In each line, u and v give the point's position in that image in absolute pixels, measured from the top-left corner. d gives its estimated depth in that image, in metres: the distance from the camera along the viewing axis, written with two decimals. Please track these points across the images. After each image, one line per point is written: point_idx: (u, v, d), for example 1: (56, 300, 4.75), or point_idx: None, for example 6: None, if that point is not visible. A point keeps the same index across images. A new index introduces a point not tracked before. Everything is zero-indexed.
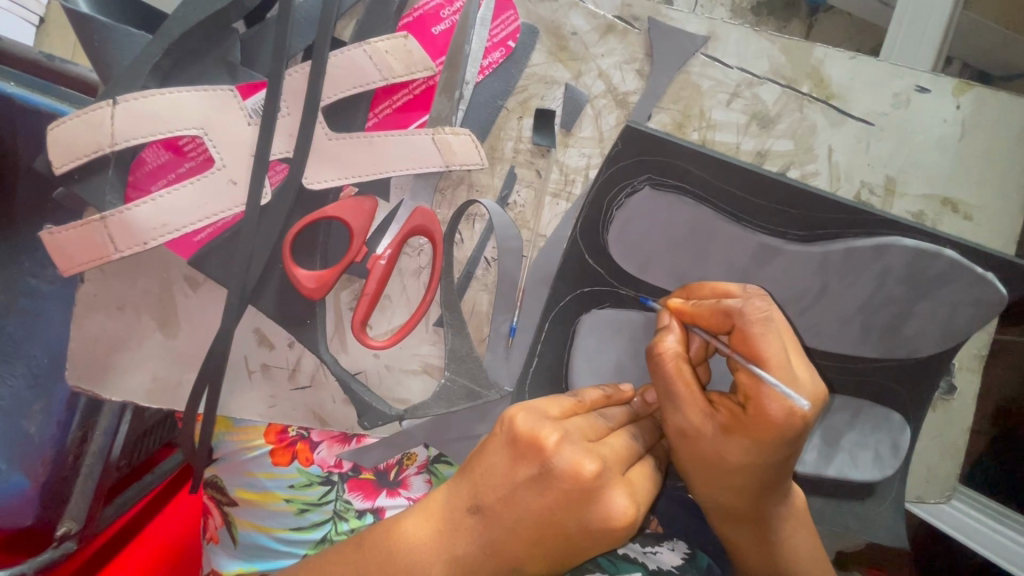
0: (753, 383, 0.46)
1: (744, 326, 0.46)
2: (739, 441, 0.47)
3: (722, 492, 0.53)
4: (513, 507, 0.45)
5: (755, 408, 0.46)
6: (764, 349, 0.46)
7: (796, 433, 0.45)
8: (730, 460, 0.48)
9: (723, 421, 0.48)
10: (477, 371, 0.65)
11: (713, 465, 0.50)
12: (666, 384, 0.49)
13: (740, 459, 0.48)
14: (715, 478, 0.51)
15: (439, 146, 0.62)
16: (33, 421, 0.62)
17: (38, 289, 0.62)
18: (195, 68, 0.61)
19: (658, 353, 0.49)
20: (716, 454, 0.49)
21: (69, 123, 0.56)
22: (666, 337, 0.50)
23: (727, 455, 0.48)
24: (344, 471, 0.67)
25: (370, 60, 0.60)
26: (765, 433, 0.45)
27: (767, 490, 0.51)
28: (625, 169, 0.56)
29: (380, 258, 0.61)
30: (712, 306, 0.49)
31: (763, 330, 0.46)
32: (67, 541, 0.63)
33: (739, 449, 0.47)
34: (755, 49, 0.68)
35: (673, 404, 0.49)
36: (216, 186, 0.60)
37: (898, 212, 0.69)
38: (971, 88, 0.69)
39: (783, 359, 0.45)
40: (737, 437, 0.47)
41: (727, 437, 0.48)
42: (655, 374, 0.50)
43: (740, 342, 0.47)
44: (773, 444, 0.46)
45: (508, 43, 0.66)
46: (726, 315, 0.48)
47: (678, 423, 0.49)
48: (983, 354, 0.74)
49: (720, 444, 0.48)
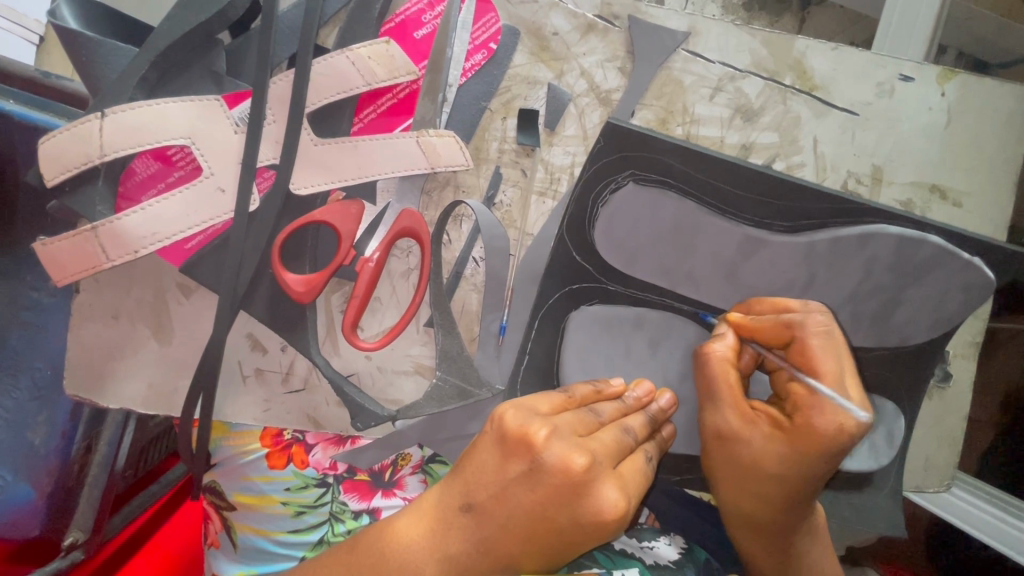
0: (805, 395, 0.49)
1: (803, 337, 0.50)
2: (779, 449, 0.50)
3: (753, 501, 0.54)
4: (504, 504, 0.46)
5: (801, 418, 0.49)
6: (820, 363, 0.49)
7: (837, 449, 0.48)
8: (766, 467, 0.51)
9: (764, 428, 0.51)
10: (469, 370, 0.65)
11: (747, 470, 0.53)
12: (710, 384, 0.53)
13: (777, 467, 0.51)
14: (745, 484, 0.54)
15: (423, 148, 0.63)
16: (38, 433, 0.65)
17: (40, 302, 0.65)
18: (182, 80, 0.62)
19: (706, 353, 0.52)
20: (753, 459, 0.52)
21: (59, 137, 0.57)
22: (716, 342, 0.53)
23: (764, 462, 0.51)
24: (338, 473, 0.68)
25: (353, 66, 0.61)
26: (808, 444, 0.48)
27: (801, 505, 0.53)
28: (610, 165, 0.57)
29: (369, 260, 0.62)
30: (773, 321, 0.51)
31: (821, 344, 0.49)
32: (75, 550, 0.65)
33: (777, 456, 0.50)
34: (736, 43, 0.68)
35: (715, 403, 0.53)
36: (204, 194, 0.61)
37: (886, 201, 0.69)
38: (956, 75, 0.69)
39: (838, 375, 0.48)
40: (776, 443, 0.50)
41: (768, 442, 0.51)
42: (701, 373, 0.53)
43: (798, 353, 0.50)
44: (813, 457, 0.49)
45: (490, 45, 0.67)
46: (786, 327, 0.50)
47: (716, 423, 0.53)
48: (977, 342, 0.74)
49: (758, 449, 0.51)
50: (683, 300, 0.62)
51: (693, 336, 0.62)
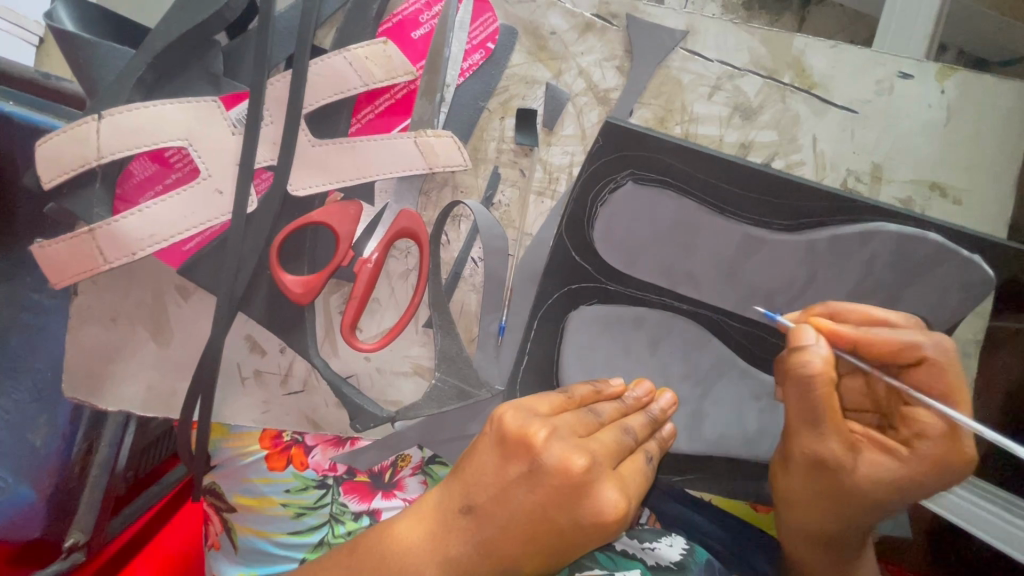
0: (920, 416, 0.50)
1: (931, 361, 0.48)
2: (891, 469, 0.50)
3: (834, 517, 0.54)
4: (505, 505, 0.45)
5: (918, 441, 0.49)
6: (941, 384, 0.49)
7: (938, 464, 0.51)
8: (869, 489, 0.51)
9: (873, 451, 0.51)
10: (468, 371, 0.65)
11: (847, 491, 0.52)
12: (818, 409, 0.49)
13: (880, 489, 0.51)
14: (832, 502, 0.53)
15: (421, 148, 0.63)
16: (39, 434, 0.65)
17: (40, 303, 0.65)
18: (179, 81, 0.62)
19: (822, 378, 0.47)
20: (858, 482, 0.51)
21: (57, 139, 0.57)
22: (822, 356, 0.48)
23: (870, 484, 0.51)
24: (338, 475, 0.67)
25: (350, 67, 0.61)
26: (932, 467, 0.49)
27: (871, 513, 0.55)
28: (609, 164, 0.58)
29: (367, 261, 0.62)
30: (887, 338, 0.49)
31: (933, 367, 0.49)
32: (76, 552, 0.66)
33: (882, 478, 0.50)
34: (735, 41, 0.68)
35: (821, 429, 0.50)
36: (202, 195, 0.61)
37: (885, 199, 0.68)
38: (955, 73, 0.69)
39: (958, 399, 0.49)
40: (887, 467, 0.50)
41: (878, 466, 0.50)
42: (806, 397, 0.49)
43: (915, 375, 0.49)
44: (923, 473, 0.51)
45: (488, 44, 0.67)
46: (912, 347, 0.48)
47: (820, 449, 0.50)
48: (978, 340, 0.74)
49: (870, 472, 0.51)
50: (684, 300, 0.61)
51: (693, 336, 0.62)
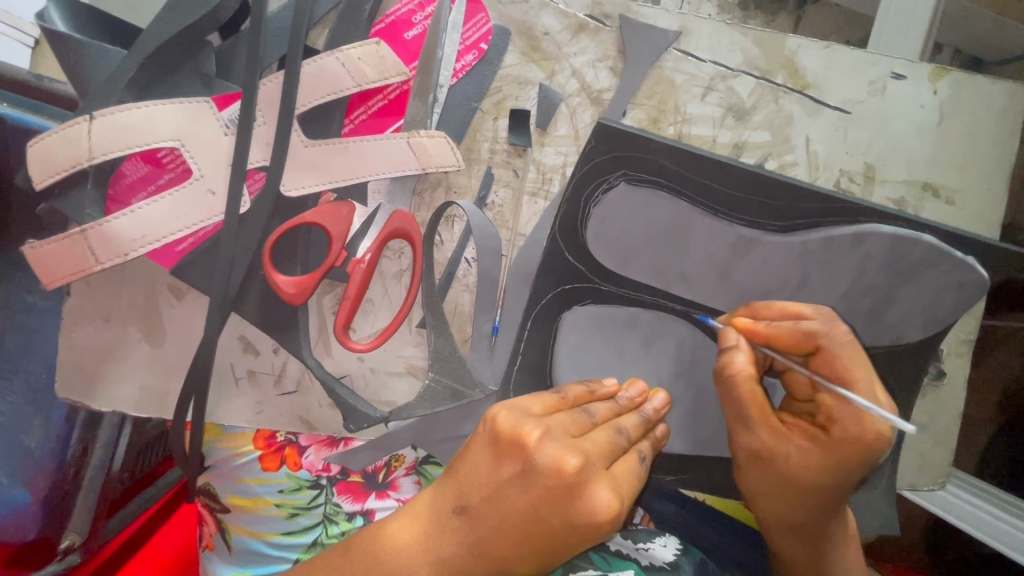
0: (838, 404, 0.50)
1: (831, 348, 0.50)
2: (818, 459, 0.51)
3: (792, 511, 0.55)
4: (498, 506, 0.45)
5: (838, 429, 0.50)
6: (851, 371, 0.50)
7: (874, 453, 0.50)
8: (805, 479, 0.52)
9: (799, 440, 0.52)
10: (462, 371, 0.65)
11: (786, 484, 0.54)
12: (737, 403, 0.53)
13: (815, 479, 0.52)
14: (783, 497, 0.55)
15: (414, 148, 0.63)
16: (33, 435, 0.64)
17: (33, 304, 0.65)
18: (171, 82, 0.62)
19: (731, 373, 0.52)
20: (790, 472, 0.53)
21: (48, 139, 0.57)
22: (737, 356, 0.53)
23: (802, 474, 0.52)
24: (332, 475, 0.68)
25: (343, 67, 0.61)
26: (850, 453, 0.50)
27: (833, 510, 0.54)
28: (602, 165, 0.57)
29: (361, 261, 0.62)
30: (791, 328, 0.51)
31: (846, 354, 0.50)
32: (71, 554, 0.66)
33: (814, 469, 0.51)
34: (727, 42, 0.68)
35: (746, 423, 0.54)
36: (194, 196, 0.61)
37: (878, 199, 0.69)
38: (947, 73, 0.69)
39: (868, 383, 0.50)
40: (813, 456, 0.51)
41: (805, 455, 0.52)
42: (726, 392, 0.54)
43: (824, 364, 0.51)
44: (856, 463, 0.50)
45: (481, 45, 0.67)
46: (809, 336, 0.51)
47: (750, 441, 0.54)
48: (971, 339, 0.74)
49: (797, 462, 0.52)
50: (678, 301, 0.61)
51: (686, 337, 0.62)
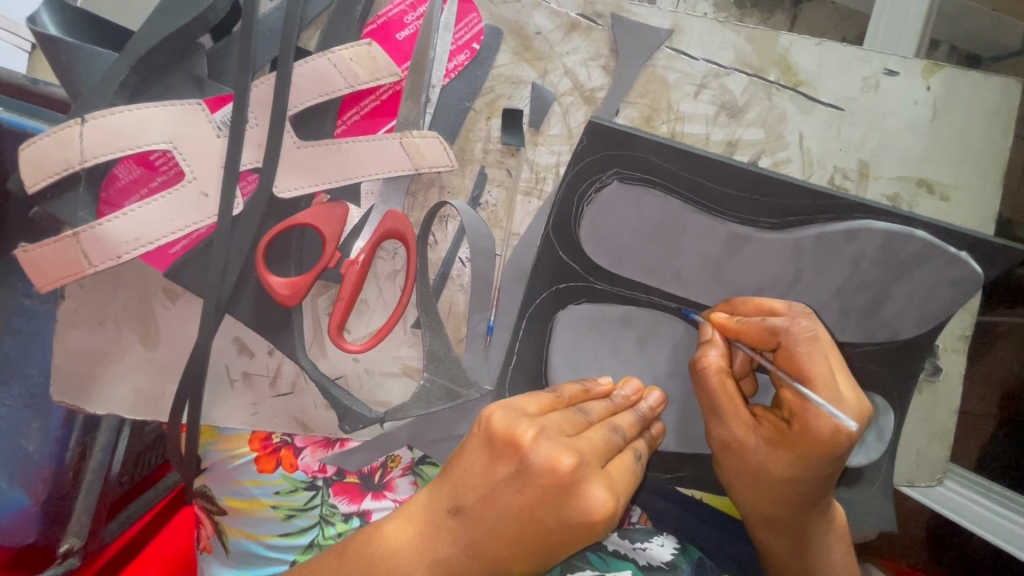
0: (799, 400, 0.50)
1: (791, 345, 0.50)
2: (781, 453, 0.51)
3: (767, 504, 0.56)
4: (492, 507, 0.45)
5: (799, 424, 0.50)
6: (811, 368, 0.49)
7: (839, 451, 0.49)
8: (773, 472, 0.53)
9: (766, 434, 0.52)
10: (457, 371, 0.65)
11: (756, 476, 0.54)
12: (709, 397, 0.54)
13: (783, 472, 0.52)
14: (758, 490, 0.55)
15: (407, 149, 0.63)
16: (31, 439, 0.65)
17: (32, 309, 0.66)
18: (163, 84, 0.62)
19: (701, 367, 0.53)
20: (759, 465, 0.53)
21: (40, 142, 0.57)
22: (709, 351, 0.54)
23: (770, 466, 0.52)
24: (328, 476, 0.68)
25: (334, 68, 0.61)
26: (811, 449, 0.49)
27: (809, 505, 0.54)
28: (593, 164, 0.56)
29: (354, 262, 0.62)
30: (757, 325, 0.52)
31: (808, 350, 0.49)
32: (71, 557, 0.65)
33: (781, 462, 0.51)
34: (720, 40, 0.68)
35: (717, 416, 0.54)
36: (187, 198, 0.61)
37: (873, 195, 0.69)
38: (940, 69, 0.69)
39: (830, 380, 0.49)
40: (779, 450, 0.51)
41: (771, 448, 0.52)
42: (699, 386, 0.54)
43: (787, 361, 0.50)
44: (819, 460, 0.50)
45: (473, 45, 0.67)
46: (772, 333, 0.51)
47: (721, 434, 0.54)
48: (967, 335, 0.74)
49: (764, 455, 0.52)
50: (672, 298, 0.61)
51: (681, 335, 0.62)
